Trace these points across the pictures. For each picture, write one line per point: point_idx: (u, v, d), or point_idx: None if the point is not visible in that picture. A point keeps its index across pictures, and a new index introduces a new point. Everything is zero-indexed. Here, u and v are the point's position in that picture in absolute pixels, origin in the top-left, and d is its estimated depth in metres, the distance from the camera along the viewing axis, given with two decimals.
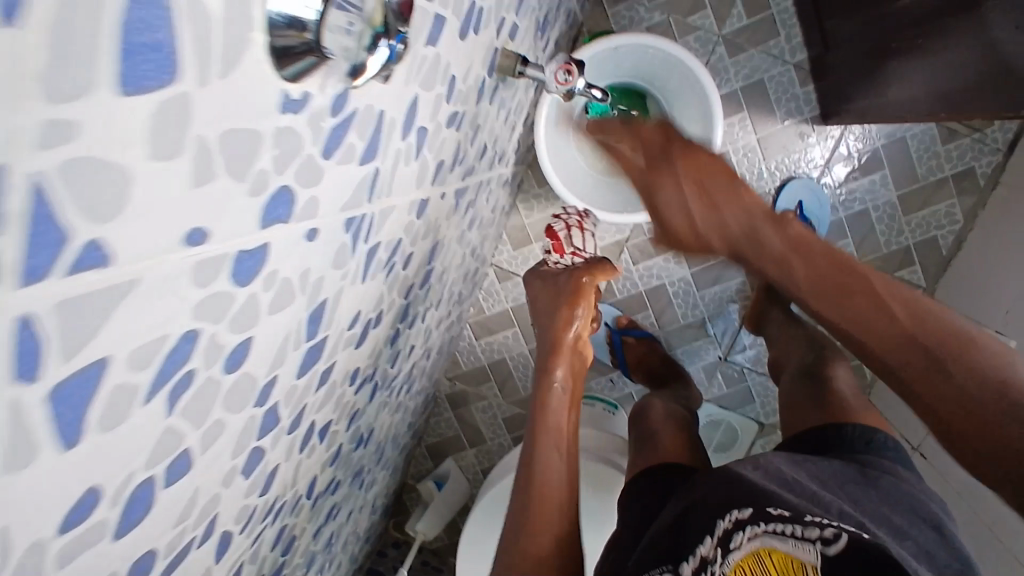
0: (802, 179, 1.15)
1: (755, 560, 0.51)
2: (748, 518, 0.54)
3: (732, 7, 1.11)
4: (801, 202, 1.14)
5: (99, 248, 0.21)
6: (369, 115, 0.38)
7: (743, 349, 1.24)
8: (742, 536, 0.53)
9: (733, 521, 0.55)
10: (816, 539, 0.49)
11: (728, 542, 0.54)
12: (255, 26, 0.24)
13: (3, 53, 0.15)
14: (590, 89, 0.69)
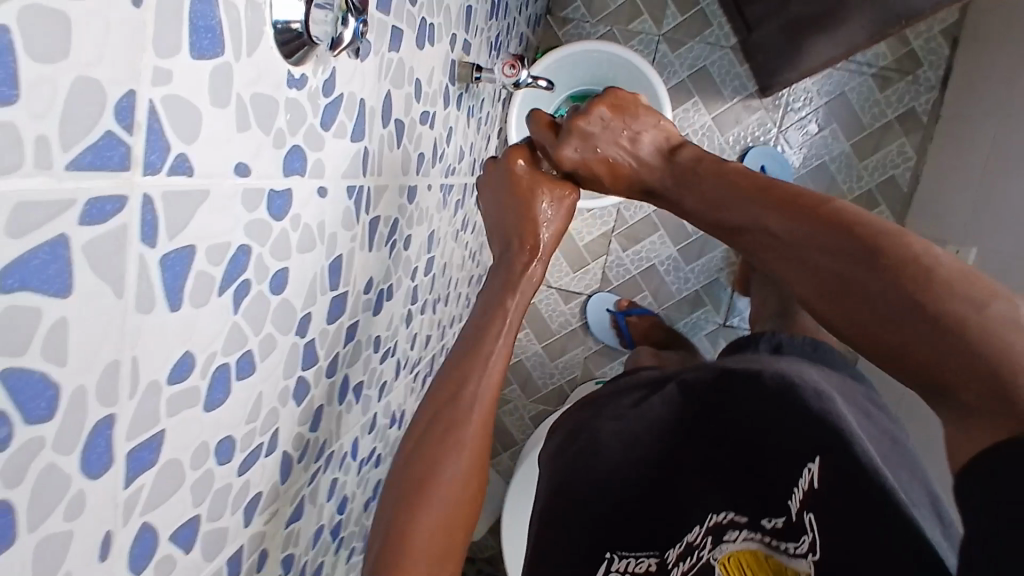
0: (759, 146, 1.26)
1: (750, 557, 0.59)
2: (744, 522, 0.62)
3: (666, 9, 1.25)
4: (764, 166, 1.26)
5: (184, 161, 0.33)
6: (352, 100, 0.51)
7: (741, 313, 1.33)
8: (735, 534, 0.61)
9: (727, 519, 0.63)
10: (804, 552, 0.55)
11: (720, 533, 0.62)
12: (265, 24, 0.37)
13: (134, 20, 0.28)
14: (535, 80, 0.81)
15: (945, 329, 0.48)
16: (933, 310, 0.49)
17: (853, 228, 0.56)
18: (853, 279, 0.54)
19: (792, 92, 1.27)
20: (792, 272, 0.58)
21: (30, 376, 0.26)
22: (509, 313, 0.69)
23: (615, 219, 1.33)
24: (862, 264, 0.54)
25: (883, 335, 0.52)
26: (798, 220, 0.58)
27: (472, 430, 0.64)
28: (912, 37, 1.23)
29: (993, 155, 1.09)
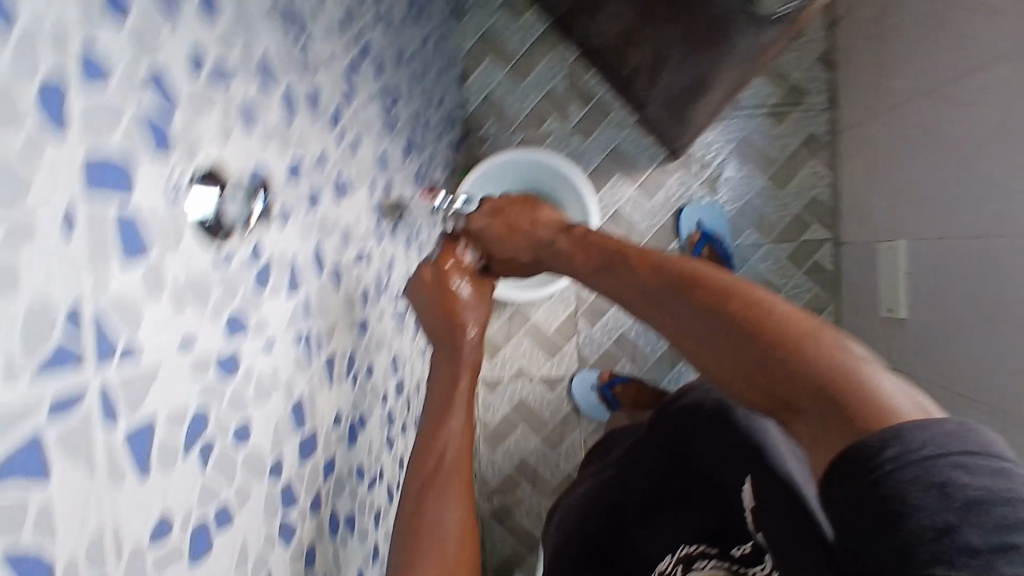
0: (693, 204, 1.35)
1: None
2: (713, 551, 0.66)
3: (568, 107, 1.39)
4: (700, 221, 1.34)
5: (131, 351, 0.39)
6: (282, 261, 0.58)
7: None
8: (703, 562, 0.66)
9: (695, 548, 0.68)
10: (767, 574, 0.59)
11: (690, 562, 0.67)
12: (185, 222, 0.45)
13: (70, 250, 0.35)
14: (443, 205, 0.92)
15: (784, 346, 0.51)
16: (763, 334, 0.53)
17: (702, 277, 0.60)
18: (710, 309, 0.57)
19: (700, 147, 1.37)
20: (653, 316, 0.62)
21: (27, 556, 0.31)
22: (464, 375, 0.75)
23: (576, 300, 1.40)
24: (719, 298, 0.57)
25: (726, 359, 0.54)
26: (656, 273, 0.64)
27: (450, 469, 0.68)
28: (789, 73, 1.35)
29: (890, 153, 1.19)
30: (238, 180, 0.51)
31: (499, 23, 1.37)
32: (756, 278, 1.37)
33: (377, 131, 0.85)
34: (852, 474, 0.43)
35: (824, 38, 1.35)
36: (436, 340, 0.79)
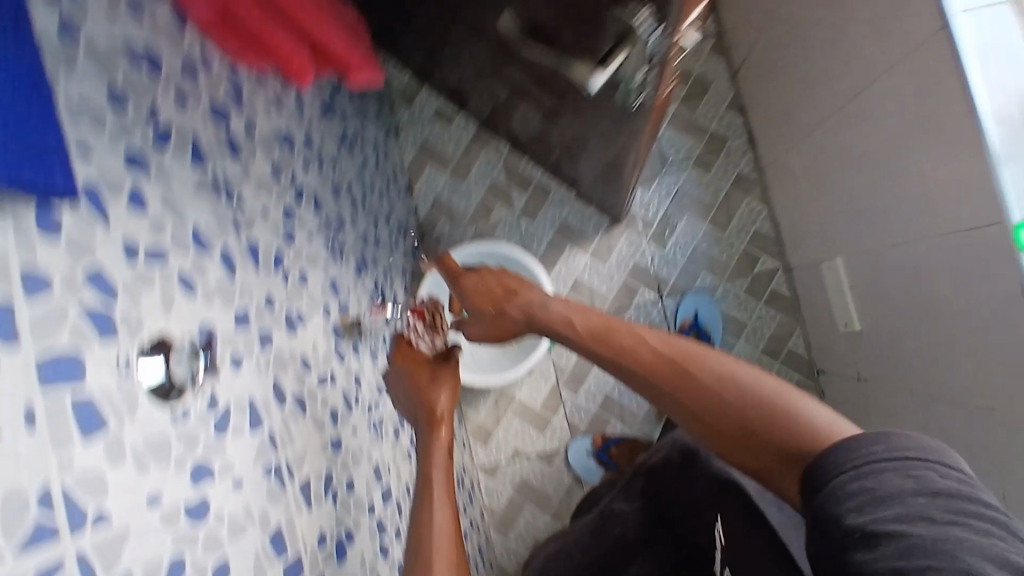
0: (697, 291, 1.43)
1: None
2: None
3: (511, 194, 1.48)
4: (697, 310, 1.41)
5: (101, 516, 0.45)
6: (241, 403, 0.63)
7: None
8: None
9: None
10: None
11: None
12: (138, 391, 0.51)
13: (33, 440, 0.41)
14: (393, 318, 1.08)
15: (775, 425, 0.70)
16: (769, 420, 0.70)
17: (706, 366, 0.76)
18: (716, 398, 0.74)
19: (639, 206, 1.46)
20: (663, 394, 0.77)
21: None
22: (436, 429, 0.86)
23: (555, 372, 1.45)
24: (720, 390, 0.74)
25: (733, 432, 0.72)
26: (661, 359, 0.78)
27: (434, 497, 0.77)
28: (705, 125, 1.45)
29: (806, 180, 1.27)
30: (184, 342, 0.57)
31: (433, 133, 1.49)
32: (720, 318, 1.43)
33: (325, 260, 0.93)
34: (824, 487, 0.62)
35: (729, 88, 1.46)
36: (413, 413, 0.91)
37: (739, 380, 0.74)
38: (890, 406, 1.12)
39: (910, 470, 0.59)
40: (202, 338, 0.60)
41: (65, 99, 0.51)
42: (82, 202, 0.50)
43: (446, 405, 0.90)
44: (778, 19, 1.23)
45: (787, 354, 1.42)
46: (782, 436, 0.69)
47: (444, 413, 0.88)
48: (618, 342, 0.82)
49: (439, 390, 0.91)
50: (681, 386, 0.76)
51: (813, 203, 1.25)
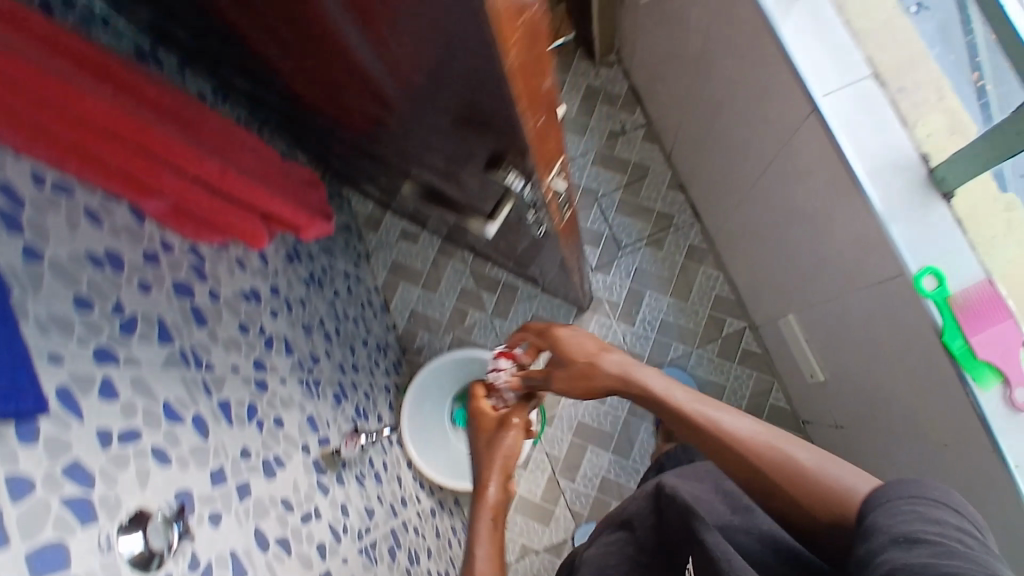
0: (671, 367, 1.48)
1: None
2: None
3: (482, 297, 1.56)
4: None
5: None
6: (222, 557, 0.69)
7: None
8: None
9: None
10: None
11: None
12: (119, 567, 0.57)
13: None
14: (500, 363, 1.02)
15: (796, 486, 0.64)
16: (792, 480, 0.64)
17: (728, 431, 0.69)
18: (731, 455, 0.68)
19: (602, 289, 1.53)
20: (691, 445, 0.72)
21: None
22: (487, 483, 0.85)
23: (550, 461, 1.48)
24: (733, 450, 0.68)
25: (759, 487, 0.67)
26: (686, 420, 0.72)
27: (481, 548, 0.78)
28: (651, 205, 1.55)
29: (748, 244, 1.34)
30: (160, 513, 0.63)
31: (401, 252, 1.59)
32: (698, 384, 1.48)
33: (300, 398, 0.99)
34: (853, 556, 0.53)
35: (667, 168, 1.56)
36: None
37: (766, 443, 0.66)
38: (867, 449, 1.15)
39: (961, 510, 0.53)
40: (176, 506, 0.65)
41: (35, 320, 0.59)
42: (56, 406, 0.57)
43: (500, 458, 0.87)
44: (694, 107, 1.34)
45: (769, 408, 1.45)
46: (793, 498, 0.64)
47: (497, 466, 0.86)
48: (647, 396, 0.77)
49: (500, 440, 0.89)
50: (706, 445, 0.70)
51: (759, 265, 1.33)
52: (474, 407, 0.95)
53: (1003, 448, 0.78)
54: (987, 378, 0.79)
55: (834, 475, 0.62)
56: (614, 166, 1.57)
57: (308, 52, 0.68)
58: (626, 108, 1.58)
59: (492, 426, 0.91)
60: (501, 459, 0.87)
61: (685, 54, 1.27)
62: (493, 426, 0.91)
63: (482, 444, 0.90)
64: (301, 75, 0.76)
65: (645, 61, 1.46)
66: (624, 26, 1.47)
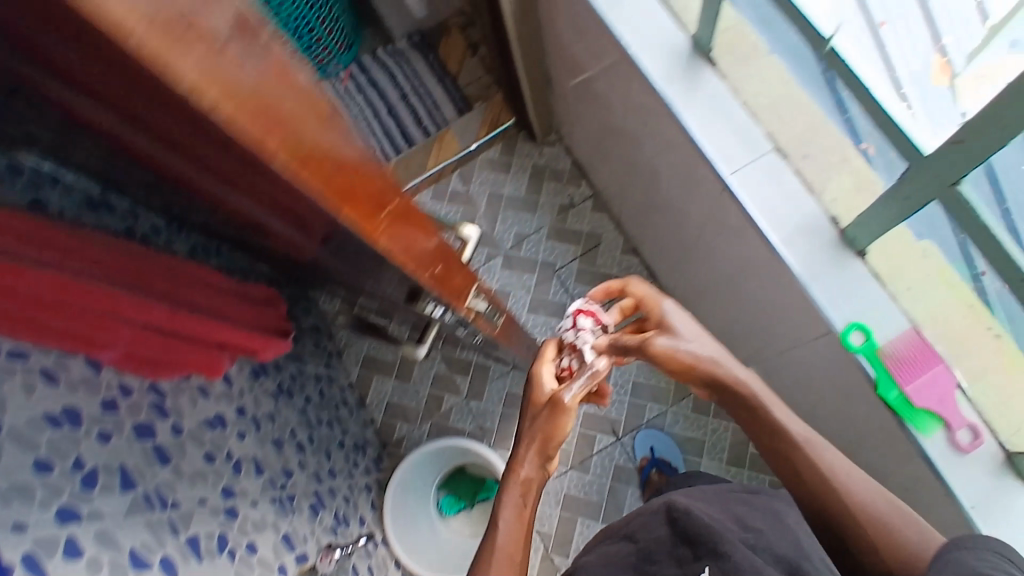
0: (646, 429, 1.50)
1: None
2: None
3: (455, 381, 1.58)
4: (652, 446, 1.48)
5: None
6: None
7: None
8: None
9: None
10: None
11: None
12: None
13: None
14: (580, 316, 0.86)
15: (866, 535, 0.74)
16: (871, 531, 0.74)
17: (838, 481, 0.76)
18: (815, 482, 0.77)
19: None
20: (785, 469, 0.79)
21: None
22: (521, 460, 0.79)
23: (542, 539, 1.47)
24: (823, 485, 0.76)
25: (830, 522, 0.77)
26: (797, 457, 0.78)
27: (504, 534, 0.75)
28: (609, 271, 1.59)
29: (703, 300, 1.38)
30: None
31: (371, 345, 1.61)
32: (677, 442, 1.49)
33: (273, 519, 1.01)
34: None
35: (619, 233, 1.61)
36: None
37: (864, 500, 0.75)
38: None
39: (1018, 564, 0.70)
40: None
41: None
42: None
43: (538, 436, 0.79)
44: (633, 177, 1.41)
45: (751, 457, 1.46)
46: (865, 540, 0.75)
47: (537, 443, 0.79)
48: (756, 412, 0.80)
49: (543, 412, 0.79)
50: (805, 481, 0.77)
51: (715, 320, 1.36)
52: (534, 372, 0.84)
53: (952, 489, 0.81)
54: (928, 426, 0.83)
55: (905, 538, 0.73)
56: (568, 237, 1.62)
57: (246, 195, 0.72)
58: (572, 182, 1.66)
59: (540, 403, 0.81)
60: (545, 436, 0.78)
61: (615, 133, 1.34)
62: (539, 405, 0.81)
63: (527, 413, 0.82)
64: (241, 211, 0.81)
65: (582, 138, 1.54)
66: (558, 108, 1.55)
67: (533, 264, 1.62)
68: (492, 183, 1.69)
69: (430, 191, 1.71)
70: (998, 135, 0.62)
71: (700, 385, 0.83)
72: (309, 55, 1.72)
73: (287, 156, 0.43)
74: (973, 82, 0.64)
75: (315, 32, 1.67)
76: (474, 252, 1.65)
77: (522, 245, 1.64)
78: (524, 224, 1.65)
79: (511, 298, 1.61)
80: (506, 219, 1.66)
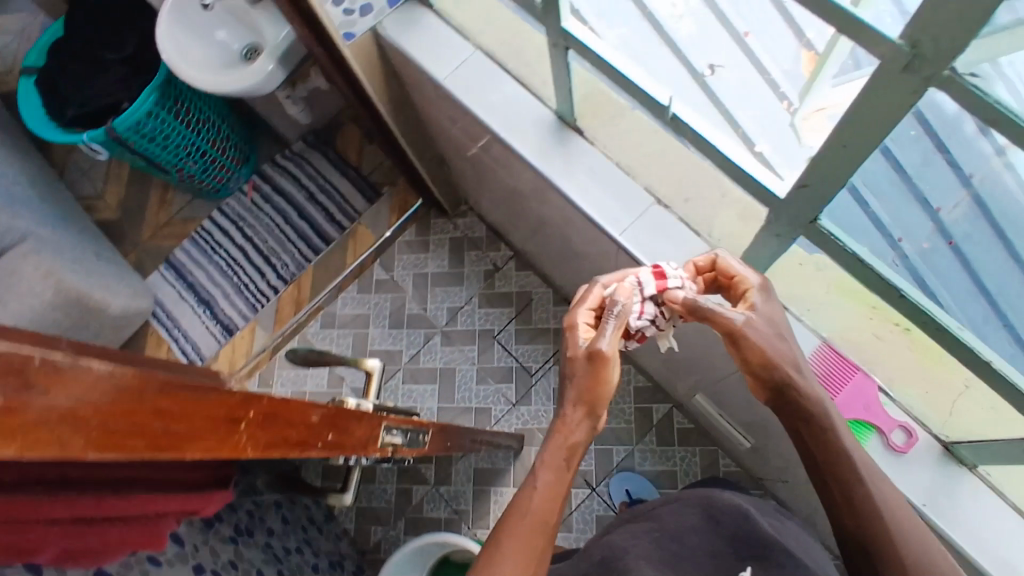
0: (617, 475, 1.49)
1: None
2: None
3: (421, 470, 1.56)
4: (629, 489, 1.48)
5: None
6: None
7: None
8: None
9: None
10: None
11: None
12: None
13: None
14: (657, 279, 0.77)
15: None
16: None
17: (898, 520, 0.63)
18: (866, 515, 0.64)
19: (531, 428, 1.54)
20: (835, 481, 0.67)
21: None
22: (574, 425, 0.71)
23: None
24: (876, 522, 0.63)
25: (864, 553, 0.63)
26: (855, 473, 0.66)
27: (537, 496, 0.67)
28: (547, 326, 1.60)
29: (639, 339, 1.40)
30: None
31: None
32: (650, 479, 1.49)
33: None
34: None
35: (548, 287, 1.63)
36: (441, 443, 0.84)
37: (920, 545, 0.62)
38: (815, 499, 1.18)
39: None
40: None
41: None
42: None
43: (588, 397, 0.71)
44: (545, 235, 1.43)
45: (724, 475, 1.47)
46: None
47: (581, 399, 0.71)
48: (815, 429, 0.69)
49: (588, 370, 0.71)
50: (852, 501, 0.65)
51: (654, 356, 1.38)
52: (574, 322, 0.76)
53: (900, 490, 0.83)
54: (864, 435, 0.85)
55: None
56: (500, 301, 1.63)
57: None
58: (492, 247, 1.68)
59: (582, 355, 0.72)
60: (592, 396, 0.71)
61: (517, 198, 1.37)
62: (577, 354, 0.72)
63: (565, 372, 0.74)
64: None
65: (489, 206, 1.57)
66: (459, 182, 1.58)
67: (472, 335, 1.62)
68: (414, 265, 1.69)
69: (356, 284, 1.70)
70: (835, 179, 0.65)
71: (761, 383, 0.73)
72: (207, 178, 1.70)
73: (113, 443, 0.30)
74: (813, 118, 0.63)
75: (209, 156, 1.65)
76: (412, 335, 1.64)
77: (457, 319, 1.64)
78: (455, 298, 1.65)
79: (457, 374, 1.60)
80: (436, 297, 1.66)
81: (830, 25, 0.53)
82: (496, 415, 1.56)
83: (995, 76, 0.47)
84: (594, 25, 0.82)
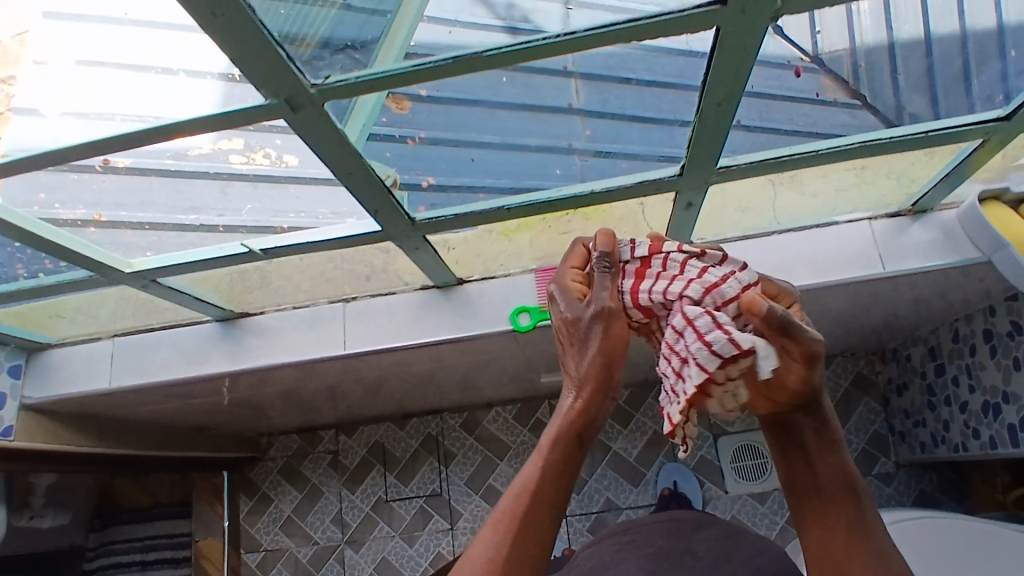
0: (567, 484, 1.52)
1: None
2: None
3: None
4: (676, 478, 1.48)
5: None
6: None
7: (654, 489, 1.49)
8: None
9: None
10: None
11: None
12: None
13: None
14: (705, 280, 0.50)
15: None
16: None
17: (871, 528, 0.51)
18: (841, 542, 0.50)
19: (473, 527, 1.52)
20: (818, 479, 0.52)
21: None
22: (591, 404, 0.51)
23: None
24: (858, 548, 0.50)
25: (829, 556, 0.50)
26: (836, 482, 0.52)
27: (541, 477, 0.50)
28: (412, 450, 1.58)
29: (472, 383, 1.42)
30: None
31: None
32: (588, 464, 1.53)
33: None
34: None
35: (382, 423, 1.61)
36: None
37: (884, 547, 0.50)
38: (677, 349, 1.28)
39: None
40: None
41: None
42: None
43: (597, 365, 0.52)
44: (337, 395, 1.41)
45: (626, 404, 1.55)
46: None
47: (592, 373, 0.51)
48: (804, 436, 0.53)
49: (593, 333, 0.51)
50: (826, 499, 0.52)
51: (494, 382, 1.42)
52: (568, 279, 0.55)
53: None
54: None
55: None
56: (363, 471, 1.59)
57: None
58: (315, 443, 1.63)
59: (583, 315, 0.52)
60: (599, 369, 0.51)
61: (286, 395, 1.34)
62: (581, 315, 0.52)
63: (562, 339, 0.54)
64: None
65: (277, 419, 1.52)
66: (237, 426, 1.51)
67: (369, 518, 1.56)
68: (274, 520, 1.60)
69: None
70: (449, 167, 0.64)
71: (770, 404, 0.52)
72: None
73: None
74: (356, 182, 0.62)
75: None
76: (328, 572, 1.54)
77: (347, 521, 1.56)
78: (329, 508, 1.58)
79: (391, 557, 1.52)
80: (315, 524, 1.57)
81: (264, 144, 0.56)
82: (448, 551, 1.50)
83: (339, 61, 0.47)
84: (225, 223, 0.70)
